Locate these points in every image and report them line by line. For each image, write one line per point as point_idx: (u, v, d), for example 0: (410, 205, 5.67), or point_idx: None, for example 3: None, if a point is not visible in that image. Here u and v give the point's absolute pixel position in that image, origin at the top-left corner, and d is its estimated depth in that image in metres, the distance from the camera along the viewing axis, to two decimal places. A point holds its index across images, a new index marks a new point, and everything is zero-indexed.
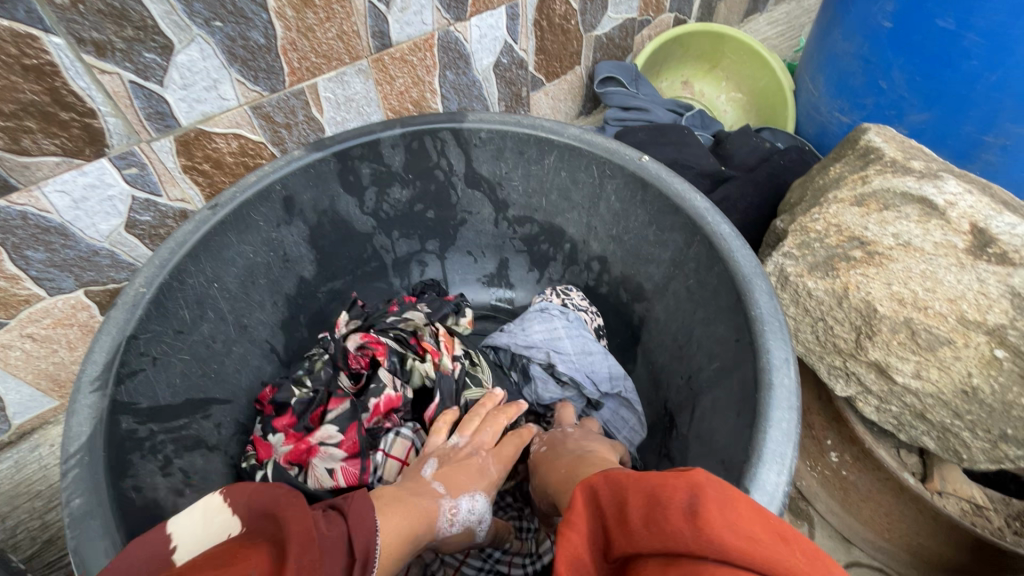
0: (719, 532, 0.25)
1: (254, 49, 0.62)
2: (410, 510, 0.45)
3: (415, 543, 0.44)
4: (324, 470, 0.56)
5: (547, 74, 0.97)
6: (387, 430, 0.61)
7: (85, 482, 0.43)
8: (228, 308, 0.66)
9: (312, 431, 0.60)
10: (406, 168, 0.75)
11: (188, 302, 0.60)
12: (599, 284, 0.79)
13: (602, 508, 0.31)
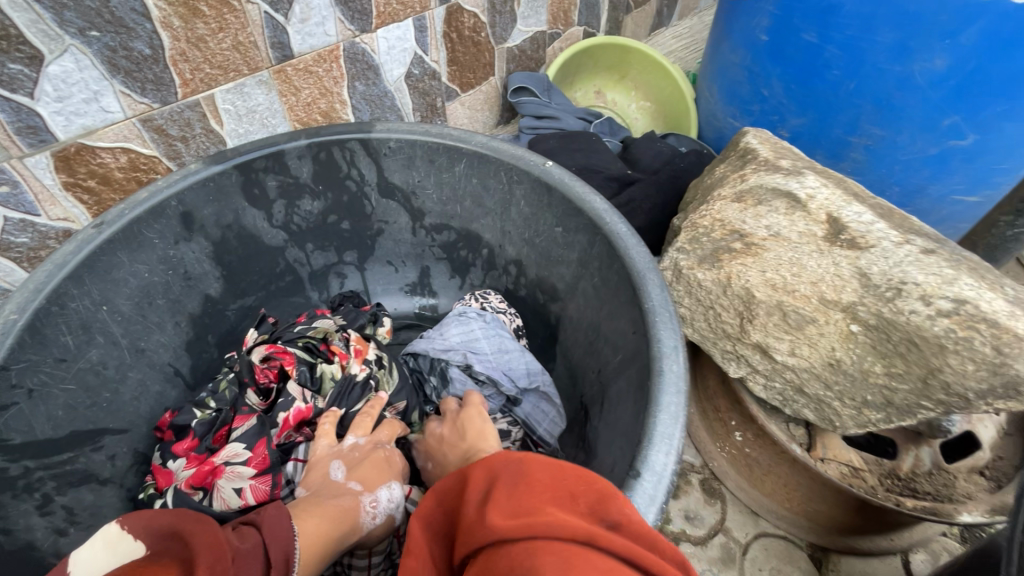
0: (496, 514, 0.30)
1: (140, 60, 0.60)
2: (327, 512, 0.46)
3: (336, 548, 0.44)
4: (232, 490, 0.54)
5: (461, 85, 0.99)
6: (300, 443, 0.59)
7: None
8: (122, 332, 0.62)
9: (217, 452, 0.58)
10: (315, 179, 0.74)
11: (72, 327, 0.56)
12: (518, 287, 0.81)
13: (434, 525, 0.36)
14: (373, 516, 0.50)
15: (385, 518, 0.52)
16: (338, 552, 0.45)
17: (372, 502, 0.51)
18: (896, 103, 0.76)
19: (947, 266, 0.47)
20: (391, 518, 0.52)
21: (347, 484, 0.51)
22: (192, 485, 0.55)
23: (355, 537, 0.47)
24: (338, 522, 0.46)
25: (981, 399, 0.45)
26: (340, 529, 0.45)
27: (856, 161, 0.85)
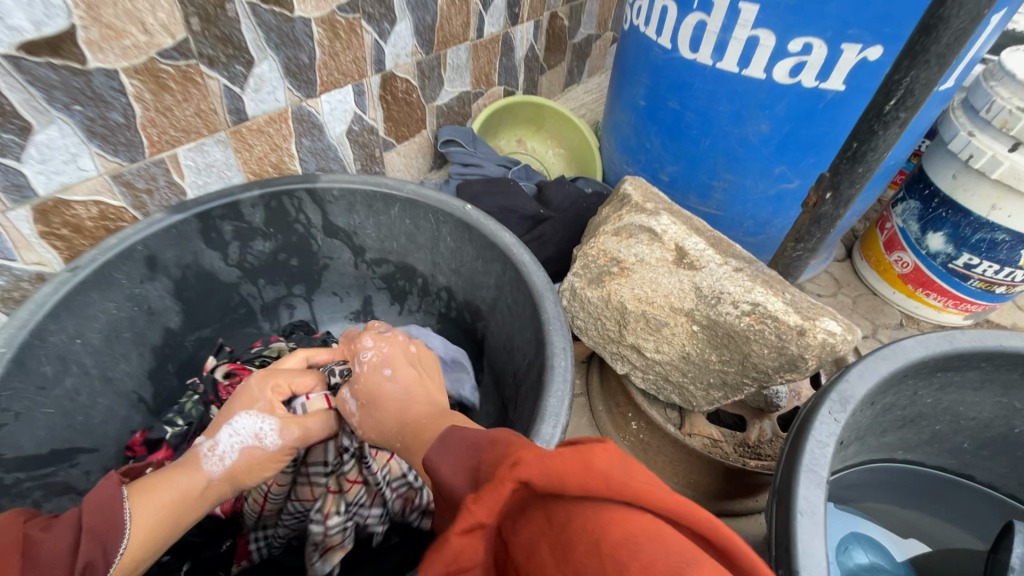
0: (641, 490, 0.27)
1: (114, 127, 0.70)
2: (161, 475, 0.54)
3: (174, 500, 0.52)
4: None
5: (397, 137, 1.14)
6: None
7: None
8: (93, 362, 0.70)
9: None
10: (267, 223, 0.85)
11: (51, 358, 0.64)
12: (449, 309, 0.96)
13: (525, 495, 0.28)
14: (219, 458, 0.57)
15: (243, 451, 0.59)
16: (178, 499, 0.52)
17: (214, 451, 0.58)
18: (740, 156, 0.98)
19: (748, 279, 0.65)
20: (258, 451, 0.59)
21: (194, 444, 0.59)
22: None
23: (197, 479, 0.55)
24: (175, 478, 0.54)
25: (778, 372, 0.63)
26: (181, 485, 0.53)
27: (719, 200, 1.07)
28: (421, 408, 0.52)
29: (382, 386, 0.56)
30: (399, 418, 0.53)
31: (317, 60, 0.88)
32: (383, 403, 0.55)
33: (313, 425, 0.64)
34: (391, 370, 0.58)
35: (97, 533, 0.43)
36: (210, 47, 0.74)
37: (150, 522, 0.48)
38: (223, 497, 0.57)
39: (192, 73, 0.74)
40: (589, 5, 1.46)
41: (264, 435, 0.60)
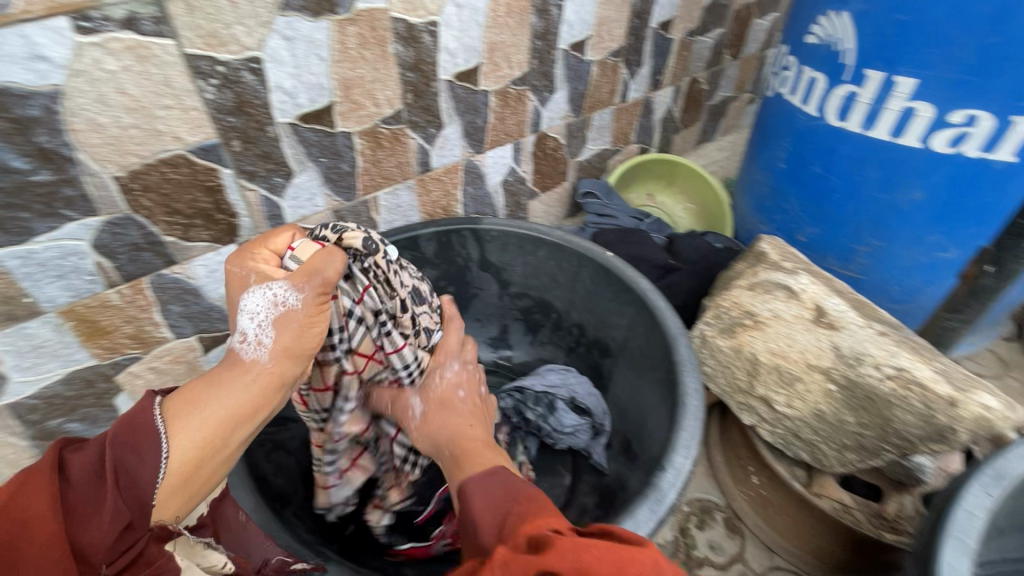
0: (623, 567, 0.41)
1: (342, 174, 0.91)
2: (206, 381, 0.57)
3: (219, 405, 0.55)
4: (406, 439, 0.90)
5: (541, 188, 1.29)
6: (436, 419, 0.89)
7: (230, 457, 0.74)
8: None
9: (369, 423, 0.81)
10: (436, 254, 1.02)
11: None
12: (579, 344, 1.05)
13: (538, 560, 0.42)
14: (255, 343, 0.58)
15: (274, 322, 0.58)
16: (224, 402, 0.55)
17: (248, 339, 0.58)
18: (889, 222, 0.97)
19: (893, 344, 0.68)
20: (291, 313, 0.58)
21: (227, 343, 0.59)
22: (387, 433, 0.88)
23: (242, 371, 0.57)
24: (220, 381, 0.56)
25: (921, 441, 0.65)
26: (227, 394, 0.55)
27: (862, 264, 1.04)
28: (466, 429, 0.69)
29: (456, 402, 0.73)
30: (458, 430, 0.69)
31: (489, 123, 1.06)
32: (450, 412, 0.71)
33: (320, 265, 0.59)
34: (466, 394, 0.74)
35: (129, 444, 0.49)
36: (416, 115, 0.93)
37: (192, 428, 0.53)
38: (276, 385, 0.58)
39: (401, 134, 0.94)
40: (728, 70, 1.52)
41: (287, 297, 0.58)
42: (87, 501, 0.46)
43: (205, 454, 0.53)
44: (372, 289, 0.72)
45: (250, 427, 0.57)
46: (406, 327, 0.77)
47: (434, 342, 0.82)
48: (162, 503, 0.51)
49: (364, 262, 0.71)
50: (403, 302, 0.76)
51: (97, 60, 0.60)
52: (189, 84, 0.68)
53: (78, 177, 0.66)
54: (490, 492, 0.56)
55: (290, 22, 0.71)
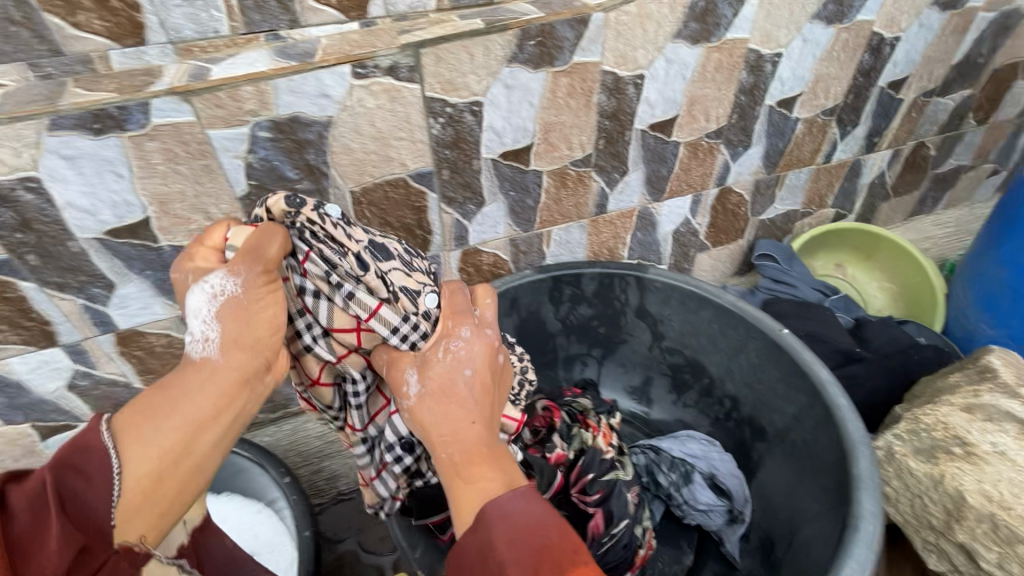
0: None
1: (525, 207, 0.96)
2: (158, 388, 0.52)
3: (178, 409, 0.50)
4: None
5: (714, 242, 1.22)
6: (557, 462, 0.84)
7: None
8: None
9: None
10: (594, 294, 1.03)
11: None
12: (728, 418, 0.98)
13: None
14: (203, 340, 0.53)
15: (219, 313, 0.53)
16: (188, 408, 0.50)
17: (196, 336, 0.53)
18: None
19: None
20: (237, 300, 0.53)
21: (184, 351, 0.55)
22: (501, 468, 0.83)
23: (198, 368, 0.52)
24: (174, 387, 0.51)
25: None
26: (187, 398, 0.51)
27: None
28: (470, 428, 0.56)
29: (461, 385, 0.58)
30: (458, 427, 0.56)
31: (673, 173, 1.04)
32: (454, 401, 0.58)
33: (263, 246, 0.55)
34: (475, 372, 0.59)
35: (77, 469, 0.46)
36: (604, 160, 0.95)
37: (149, 440, 0.49)
38: (242, 378, 0.53)
39: (586, 177, 0.97)
40: (968, 136, 1.30)
41: (226, 286, 0.53)
42: (32, 533, 0.43)
43: (167, 468, 0.49)
44: (314, 254, 0.59)
45: (216, 435, 0.51)
46: (377, 287, 0.62)
47: (433, 305, 0.64)
48: (124, 525, 0.47)
49: (297, 225, 0.59)
50: (360, 258, 0.62)
51: (362, 100, 0.73)
52: (422, 121, 0.78)
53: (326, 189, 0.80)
54: (511, 521, 0.51)
55: (513, 73, 0.78)
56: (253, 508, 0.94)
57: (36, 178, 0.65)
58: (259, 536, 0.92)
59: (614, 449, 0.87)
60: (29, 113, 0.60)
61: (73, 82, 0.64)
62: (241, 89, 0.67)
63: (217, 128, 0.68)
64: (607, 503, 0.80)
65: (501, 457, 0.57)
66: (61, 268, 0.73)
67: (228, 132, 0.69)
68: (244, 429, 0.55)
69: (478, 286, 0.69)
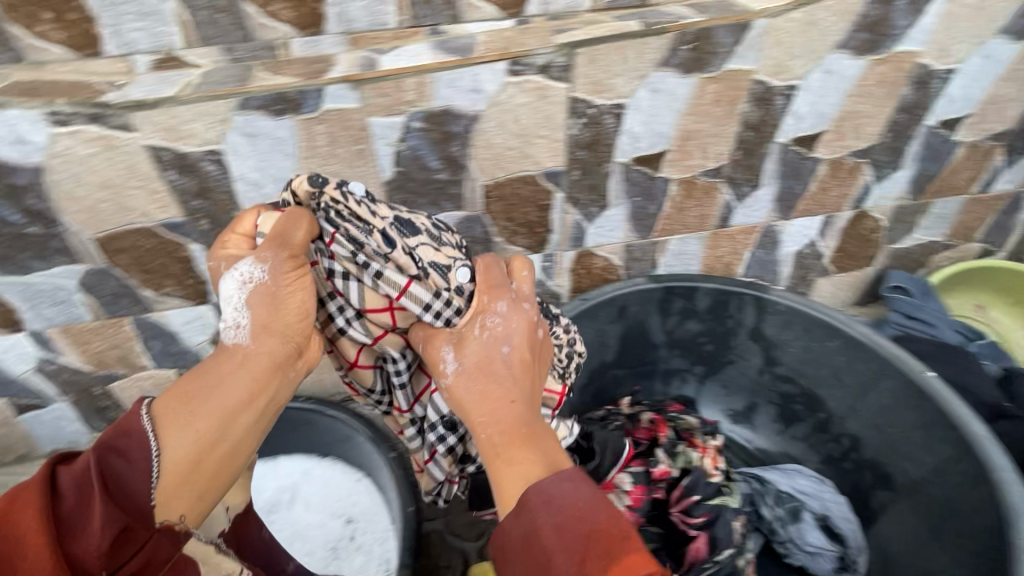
0: None
1: (647, 214, 0.94)
2: (195, 374, 0.57)
3: (214, 394, 0.55)
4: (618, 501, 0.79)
5: (839, 268, 1.13)
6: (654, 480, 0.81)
7: None
8: None
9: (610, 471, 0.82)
10: (707, 309, 0.99)
11: None
12: (844, 458, 0.92)
13: None
14: (234, 326, 0.57)
15: (250, 301, 0.56)
16: (219, 394, 0.55)
17: (228, 322, 0.57)
18: None
19: None
20: (265, 287, 0.56)
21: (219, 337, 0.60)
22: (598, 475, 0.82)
23: (229, 354, 0.56)
24: (208, 373, 0.56)
25: None
26: (221, 385, 0.55)
27: None
28: (508, 407, 0.58)
29: (500, 364, 0.61)
30: (497, 407, 0.58)
31: (808, 192, 0.97)
32: (492, 380, 0.60)
33: (288, 230, 0.58)
34: (512, 349, 0.61)
35: (122, 452, 0.52)
36: (738, 172, 0.91)
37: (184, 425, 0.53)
38: (271, 365, 0.57)
39: (714, 188, 0.93)
40: None
41: (254, 273, 0.57)
42: (82, 508, 0.49)
43: (203, 451, 0.54)
44: (339, 235, 0.61)
45: (249, 420, 0.56)
46: (406, 264, 0.63)
47: (466, 280, 0.65)
48: (164, 504, 0.53)
49: (322, 206, 0.61)
50: (387, 235, 0.62)
51: (511, 96, 0.74)
52: (564, 120, 0.78)
53: (462, 180, 0.82)
54: (557, 506, 0.50)
55: (662, 77, 0.76)
56: (354, 476, 0.98)
57: (220, 151, 0.71)
58: (358, 504, 0.95)
59: (722, 473, 0.84)
60: (225, 92, 0.67)
61: (259, 67, 0.70)
62: (405, 80, 0.70)
63: (377, 116, 0.72)
64: (712, 528, 0.77)
65: (541, 437, 0.57)
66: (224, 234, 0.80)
67: (387, 120, 0.73)
68: (274, 414, 0.59)
69: (513, 258, 0.70)
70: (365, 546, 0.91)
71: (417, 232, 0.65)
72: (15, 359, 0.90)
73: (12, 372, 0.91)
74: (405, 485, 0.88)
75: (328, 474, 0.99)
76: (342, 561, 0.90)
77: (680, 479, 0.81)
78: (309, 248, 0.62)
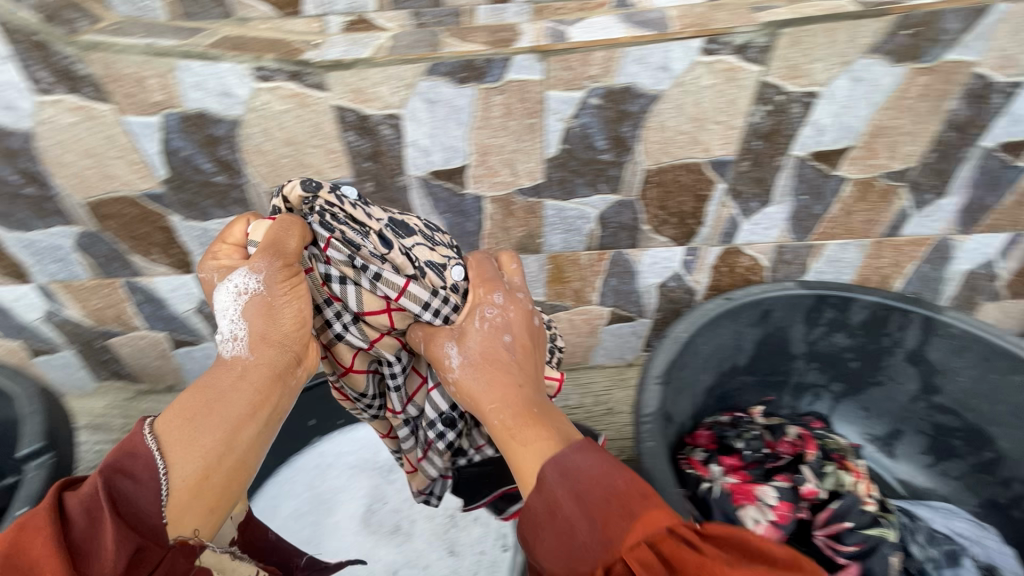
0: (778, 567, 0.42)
1: (810, 215, 0.87)
2: (196, 391, 0.57)
3: (222, 407, 0.55)
4: (760, 514, 0.73)
5: (1014, 293, 1.00)
6: (800, 498, 0.75)
7: (654, 435, 0.71)
8: (697, 362, 0.90)
9: (754, 481, 0.77)
10: (862, 324, 0.91)
11: (691, 356, 0.87)
12: (1013, 506, 0.85)
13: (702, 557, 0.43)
14: (234, 338, 0.59)
15: (247, 310, 0.58)
16: (230, 401, 0.56)
17: (228, 335, 0.59)
18: None
19: None
20: (261, 296, 0.58)
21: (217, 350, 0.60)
22: (740, 483, 0.77)
23: (235, 356, 0.58)
24: (217, 385, 0.57)
25: None
26: (230, 395, 0.56)
27: None
28: (517, 392, 0.59)
29: (502, 349, 0.62)
30: (507, 391, 0.59)
31: (999, 205, 0.87)
32: (497, 368, 0.61)
33: (282, 235, 0.57)
34: (513, 337, 0.62)
35: (128, 472, 0.50)
36: (924, 176, 0.82)
37: (193, 440, 0.53)
38: (273, 374, 0.59)
39: (893, 192, 0.84)
40: None
41: (249, 284, 0.58)
42: (91, 534, 0.47)
43: (211, 466, 0.53)
44: (336, 238, 0.60)
45: (256, 430, 0.57)
46: (403, 264, 0.62)
47: (460, 279, 0.65)
48: (177, 520, 0.51)
49: (316, 210, 0.60)
50: (383, 236, 0.62)
51: (698, 77, 0.70)
52: (748, 106, 0.73)
53: (626, 163, 0.79)
54: (578, 474, 0.49)
55: (868, 65, 0.69)
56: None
57: (399, 116, 0.72)
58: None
59: (877, 504, 0.77)
60: (417, 57, 0.67)
61: (445, 33, 0.70)
62: (594, 54, 0.67)
63: (557, 90, 0.70)
64: (865, 559, 0.71)
65: (550, 416, 0.58)
66: (385, 198, 0.82)
67: (566, 95, 0.71)
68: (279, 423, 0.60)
69: (500, 254, 0.71)
70: (482, 520, 0.94)
71: (413, 229, 0.65)
72: (180, 298, 0.95)
73: (175, 310, 0.96)
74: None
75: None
76: (458, 530, 0.93)
77: (829, 501, 0.76)
78: (304, 253, 0.61)
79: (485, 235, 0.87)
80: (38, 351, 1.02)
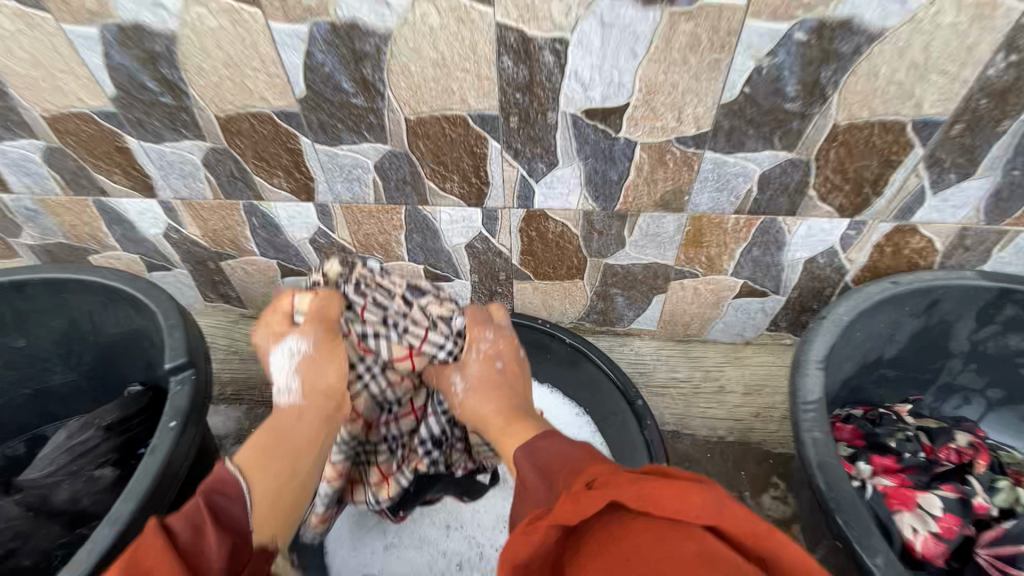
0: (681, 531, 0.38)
1: (1016, 195, 0.74)
2: (257, 436, 0.62)
3: (282, 451, 0.61)
4: (921, 523, 0.66)
5: None
6: (967, 511, 0.67)
7: (820, 423, 0.63)
8: (848, 348, 0.81)
9: (913, 486, 0.69)
10: None
11: (846, 341, 0.78)
12: None
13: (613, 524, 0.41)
14: (287, 389, 0.67)
15: (301, 364, 0.66)
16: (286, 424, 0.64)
17: (281, 386, 0.67)
18: None
19: None
20: (310, 357, 0.67)
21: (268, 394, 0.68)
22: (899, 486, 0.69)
23: (282, 409, 0.66)
24: (280, 424, 0.64)
25: None
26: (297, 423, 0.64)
27: None
28: (507, 399, 0.69)
29: (494, 373, 0.73)
30: (499, 398, 0.69)
31: None
32: (495, 387, 0.71)
33: (321, 304, 0.69)
34: (503, 363, 0.74)
35: (223, 497, 0.51)
36: None
37: (257, 495, 0.55)
38: (324, 416, 0.66)
39: None
40: None
41: (300, 346, 0.67)
42: (198, 548, 0.46)
43: (281, 487, 0.58)
44: (368, 305, 0.72)
45: (313, 461, 0.64)
46: (421, 320, 0.74)
47: (462, 326, 0.75)
48: (262, 528, 0.54)
49: (349, 281, 0.73)
50: (406, 298, 0.75)
51: (939, 12, 0.57)
52: (988, 55, 0.60)
53: (813, 115, 0.68)
54: (552, 458, 0.54)
55: None
56: (574, 412, 0.98)
57: (566, 40, 0.63)
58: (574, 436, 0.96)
59: None
60: None
61: None
62: None
63: (759, 18, 0.59)
64: None
65: (530, 415, 0.67)
66: (528, 136, 0.75)
67: (767, 26, 0.60)
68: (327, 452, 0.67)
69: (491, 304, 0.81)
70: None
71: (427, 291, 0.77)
72: (296, 226, 0.92)
73: (289, 238, 0.94)
74: (658, 438, 0.82)
75: (546, 400, 1.00)
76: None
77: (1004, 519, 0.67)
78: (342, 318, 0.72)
79: (627, 185, 0.79)
80: (155, 266, 1.04)
